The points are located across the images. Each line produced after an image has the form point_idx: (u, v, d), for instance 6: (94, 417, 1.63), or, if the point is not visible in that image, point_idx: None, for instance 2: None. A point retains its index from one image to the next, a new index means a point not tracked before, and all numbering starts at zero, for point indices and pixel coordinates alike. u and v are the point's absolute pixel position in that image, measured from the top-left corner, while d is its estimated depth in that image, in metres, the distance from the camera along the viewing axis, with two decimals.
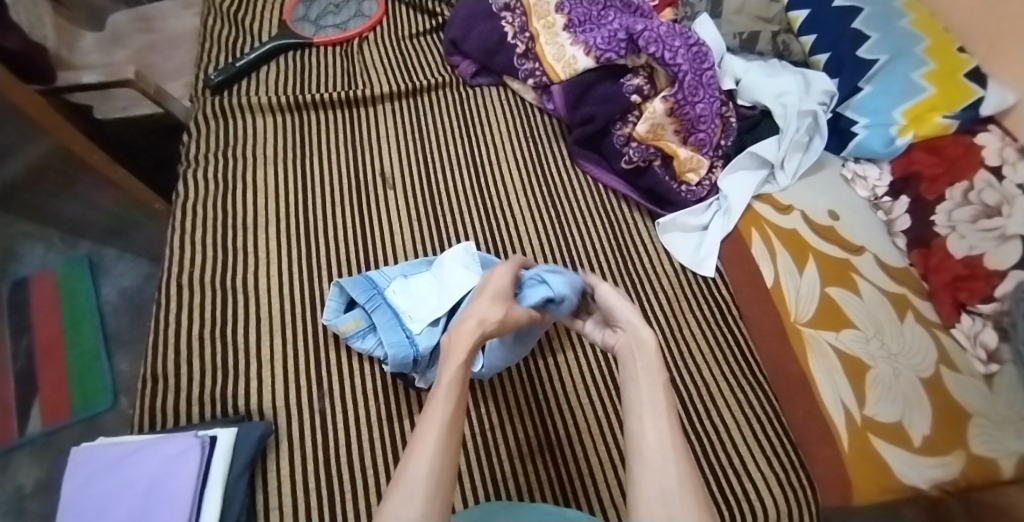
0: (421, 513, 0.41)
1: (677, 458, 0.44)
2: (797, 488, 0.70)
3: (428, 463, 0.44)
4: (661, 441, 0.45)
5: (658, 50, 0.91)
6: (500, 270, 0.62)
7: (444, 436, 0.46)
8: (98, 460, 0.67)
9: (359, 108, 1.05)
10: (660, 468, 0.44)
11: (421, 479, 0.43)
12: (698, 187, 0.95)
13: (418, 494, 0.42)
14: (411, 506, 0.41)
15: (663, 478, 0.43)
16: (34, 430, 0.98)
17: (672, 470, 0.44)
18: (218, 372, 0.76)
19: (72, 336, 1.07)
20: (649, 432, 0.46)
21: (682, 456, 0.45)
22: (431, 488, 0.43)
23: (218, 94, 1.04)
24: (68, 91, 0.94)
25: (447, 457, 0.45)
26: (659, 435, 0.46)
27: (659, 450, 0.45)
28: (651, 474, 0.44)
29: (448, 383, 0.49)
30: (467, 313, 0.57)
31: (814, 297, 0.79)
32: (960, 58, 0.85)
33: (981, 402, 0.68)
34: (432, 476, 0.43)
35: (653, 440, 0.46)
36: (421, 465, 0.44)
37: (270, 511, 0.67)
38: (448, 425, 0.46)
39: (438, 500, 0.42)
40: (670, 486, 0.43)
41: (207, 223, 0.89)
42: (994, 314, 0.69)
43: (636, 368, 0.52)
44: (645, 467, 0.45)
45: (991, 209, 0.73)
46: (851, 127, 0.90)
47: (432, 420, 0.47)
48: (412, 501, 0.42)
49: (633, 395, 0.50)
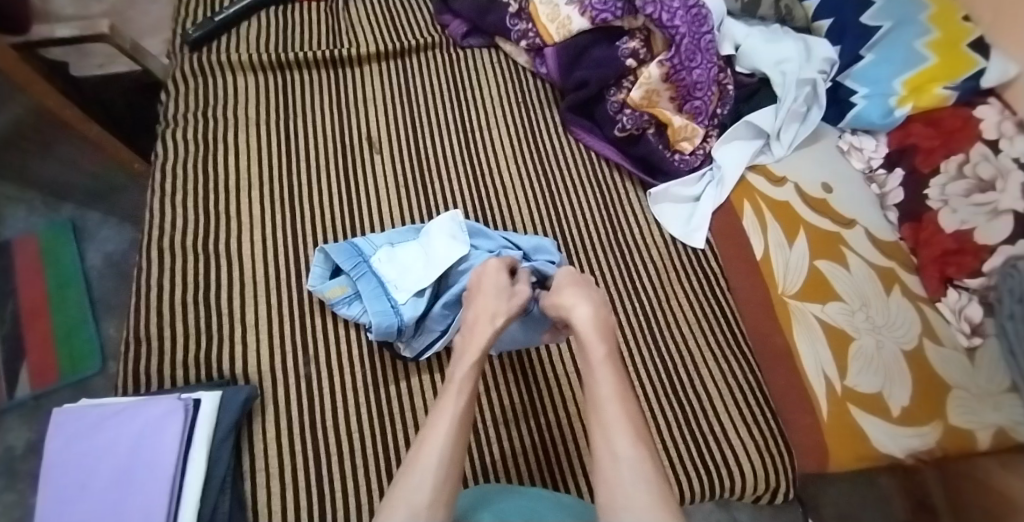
0: (429, 499, 0.45)
1: (629, 452, 0.49)
2: (775, 454, 0.71)
3: (438, 454, 0.48)
4: (615, 443, 0.50)
5: (655, 11, 0.87)
6: (490, 267, 0.65)
7: (454, 429, 0.50)
8: (82, 422, 0.67)
9: (345, 68, 1.02)
10: (612, 468, 0.48)
11: (431, 466, 0.47)
12: (691, 156, 0.93)
13: (427, 484, 0.46)
14: (419, 492, 0.45)
15: (617, 476, 0.48)
16: (23, 393, 0.98)
17: (626, 473, 0.48)
18: (203, 336, 0.76)
19: (58, 300, 1.06)
20: (605, 435, 0.51)
21: (636, 449, 0.49)
22: (438, 479, 0.46)
23: (197, 51, 1.00)
24: (42, 44, 0.90)
25: (455, 450, 0.49)
26: (611, 436, 0.50)
27: (612, 450, 0.49)
28: (609, 479, 0.48)
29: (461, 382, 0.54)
30: (476, 313, 0.62)
31: (802, 269, 0.79)
32: (965, 27, 0.82)
33: (962, 375, 0.69)
34: (440, 466, 0.47)
35: (607, 442, 0.50)
36: (433, 453, 0.48)
37: (257, 472, 0.68)
38: (458, 419, 0.51)
39: (445, 489, 0.46)
40: (624, 482, 0.47)
41: (189, 186, 0.87)
42: (981, 288, 0.69)
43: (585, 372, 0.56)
44: (602, 468, 0.49)
45: (985, 184, 0.73)
46: (850, 97, 0.88)
47: (444, 413, 0.51)
48: (422, 487, 0.45)
49: (587, 399, 0.54)
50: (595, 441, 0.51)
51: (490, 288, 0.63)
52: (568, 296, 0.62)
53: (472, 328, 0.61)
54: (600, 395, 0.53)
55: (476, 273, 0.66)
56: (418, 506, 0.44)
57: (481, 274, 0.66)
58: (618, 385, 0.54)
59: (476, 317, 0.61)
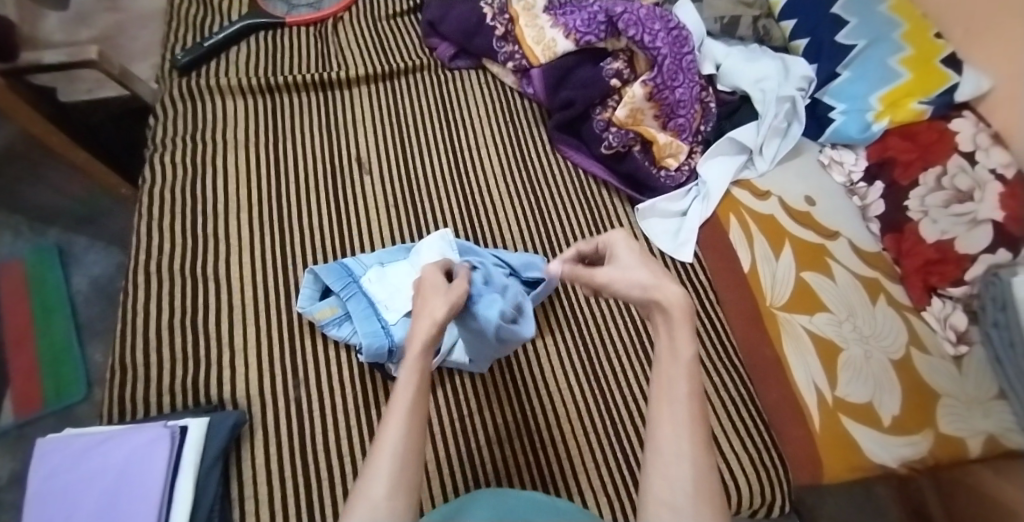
0: (387, 490, 0.39)
1: (694, 455, 0.40)
2: (769, 469, 0.72)
3: (393, 446, 0.41)
4: (680, 439, 0.41)
5: (637, 33, 0.90)
6: (430, 269, 0.58)
7: (410, 417, 0.43)
8: (65, 452, 0.65)
9: (334, 91, 1.03)
10: (673, 466, 0.40)
11: (387, 463, 0.41)
12: (677, 172, 0.95)
13: (384, 475, 0.40)
14: (375, 485, 0.40)
15: (673, 476, 0.40)
16: (6, 421, 0.96)
17: (685, 472, 0.40)
18: (191, 361, 0.75)
19: (44, 327, 1.04)
20: (670, 426, 0.42)
21: (702, 454, 0.41)
22: (396, 472, 0.40)
23: (186, 76, 1.00)
24: (30, 71, 0.91)
25: (412, 442, 0.42)
26: (678, 430, 0.41)
27: (676, 446, 0.41)
28: (663, 472, 0.40)
29: (411, 368, 0.46)
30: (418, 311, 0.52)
31: (789, 281, 0.80)
32: (937, 44, 0.85)
33: (950, 383, 0.70)
34: (397, 458, 0.41)
35: (671, 435, 0.41)
36: (386, 449, 0.41)
37: (245, 500, 0.67)
38: (413, 405, 0.44)
39: (405, 482, 0.40)
40: (681, 486, 0.39)
41: (177, 209, 0.87)
42: (965, 296, 0.71)
43: (664, 341, 0.45)
44: (658, 461, 0.41)
45: (963, 194, 0.74)
46: (828, 113, 0.91)
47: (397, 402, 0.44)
48: (379, 480, 0.40)
49: (655, 379, 0.45)
50: (656, 428, 0.42)
51: (426, 285, 0.55)
52: (637, 276, 0.49)
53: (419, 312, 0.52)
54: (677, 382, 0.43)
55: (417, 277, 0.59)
56: (375, 502, 0.39)
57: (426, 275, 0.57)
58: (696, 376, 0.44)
59: (423, 304, 0.53)
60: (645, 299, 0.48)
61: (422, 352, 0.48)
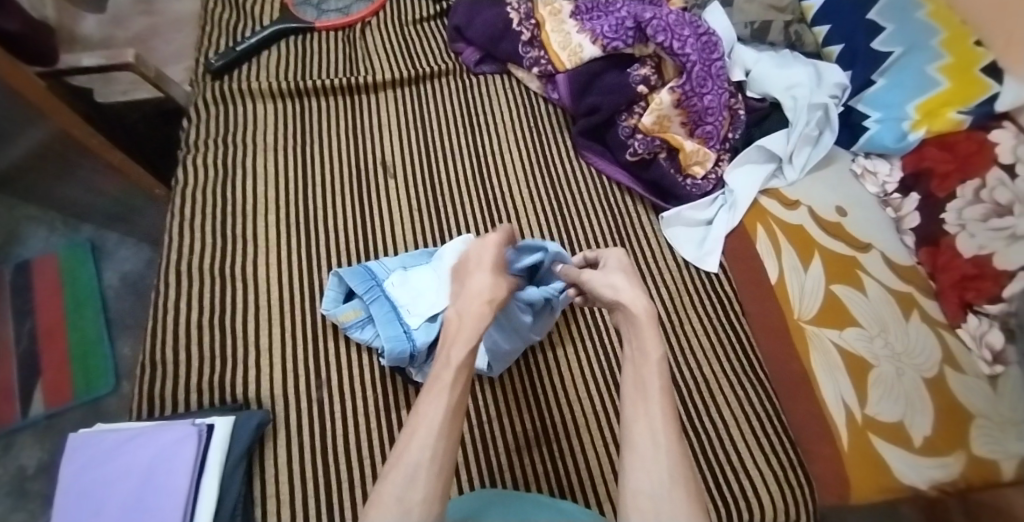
0: (423, 496, 0.45)
1: (669, 445, 0.46)
2: (795, 486, 0.70)
3: (429, 450, 0.47)
4: (656, 430, 0.47)
5: (666, 40, 0.89)
6: (493, 243, 0.66)
7: (445, 422, 0.49)
8: (96, 447, 0.67)
9: (361, 95, 1.04)
10: (652, 458, 0.46)
11: (422, 464, 0.46)
12: (703, 181, 0.93)
13: (419, 479, 0.46)
14: (412, 490, 0.45)
15: (652, 466, 0.46)
16: (37, 412, 0.99)
17: (663, 461, 0.46)
18: (218, 359, 0.76)
19: (75, 321, 1.07)
20: (645, 421, 0.48)
21: (676, 446, 0.47)
22: (429, 476, 0.46)
23: (218, 79, 1.02)
24: (69, 73, 0.94)
25: (446, 447, 0.48)
26: (652, 423, 0.48)
27: (653, 437, 0.47)
28: (642, 465, 0.46)
29: (449, 377, 0.52)
30: (472, 291, 0.61)
31: (818, 294, 0.78)
32: (977, 52, 0.82)
33: (984, 403, 0.68)
34: (433, 462, 0.47)
35: (648, 428, 0.48)
36: (423, 450, 0.47)
37: (267, 499, 0.68)
38: (449, 413, 0.50)
39: (437, 484, 0.46)
40: (659, 476, 0.45)
41: (206, 210, 0.89)
42: (1001, 314, 0.68)
43: (632, 346, 0.54)
44: (638, 453, 0.47)
45: (1002, 209, 0.72)
46: (862, 121, 0.88)
47: (436, 405, 0.50)
48: (414, 485, 0.45)
49: (631, 380, 0.52)
50: (633, 424, 0.49)
51: (487, 261, 0.64)
52: (614, 279, 0.61)
53: (466, 299, 0.60)
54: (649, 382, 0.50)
55: (475, 246, 0.66)
56: (409, 505, 0.44)
57: (479, 251, 0.65)
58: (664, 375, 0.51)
59: (471, 297, 0.60)
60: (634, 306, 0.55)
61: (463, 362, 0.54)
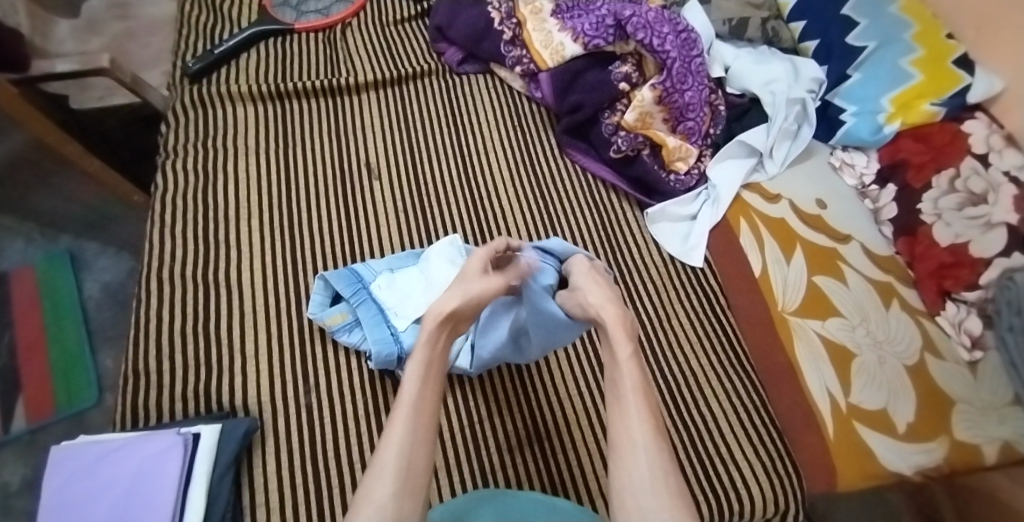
0: (392, 493, 0.45)
1: (647, 443, 0.47)
2: (783, 476, 0.71)
3: (398, 445, 0.48)
4: (633, 429, 0.48)
5: (646, 36, 0.90)
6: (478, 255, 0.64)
7: (413, 417, 0.50)
8: (79, 461, 0.66)
9: (342, 96, 1.03)
10: (630, 455, 0.47)
11: (392, 460, 0.47)
12: (686, 176, 0.95)
13: (389, 475, 0.46)
14: (381, 487, 0.45)
15: (633, 466, 0.46)
16: (19, 427, 0.96)
17: (642, 459, 0.47)
18: (203, 368, 0.75)
19: (56, 332, 1.05)
20: (624, 422, 0.49)
21: (653, 442, 0.48)
22: (400, 472, 0.46)
23: (197, 83, 1.01)
24: (42, 80, 0.92)
25: (416, 440, 0.49)
26: (630, 423, 0.49)
27: (631, 439, 0.48)
28: (625, 468, 0.47)
29: (411, 377, 0.53)
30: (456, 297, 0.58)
31: (801, 285, 0.79)
32: (949, 45, 0.84)
33: (965, 388, 0.69)
34: (401, 458, 0.47)
35: (628, 429, 0.49)
36: (393, 447, 0.48)
37: (257, 507, 0.67)
38: (416, 410, 0.50)
39: (411, 479, 0.47)
40: (639, 475, 0.46)
41: (187, 216, 0.87)
42: (979, 301, 0.69)
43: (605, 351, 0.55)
44: (620, 455, 0.48)
45: (977, 197, 0.73)
46: (840, 115, 0.90)
47: (403, 403, 0.51)
48: (385, 482, 0.46)
49: (612, 383, 0.53)
50: (613, 425, 0.50)
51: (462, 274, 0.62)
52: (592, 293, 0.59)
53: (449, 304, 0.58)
54: (623, 381, 0.51)
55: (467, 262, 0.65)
56: (381, 502, 0.44)
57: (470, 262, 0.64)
58: (639, 373, 0.52)
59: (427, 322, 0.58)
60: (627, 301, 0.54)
61: (426, 348, 0.55)
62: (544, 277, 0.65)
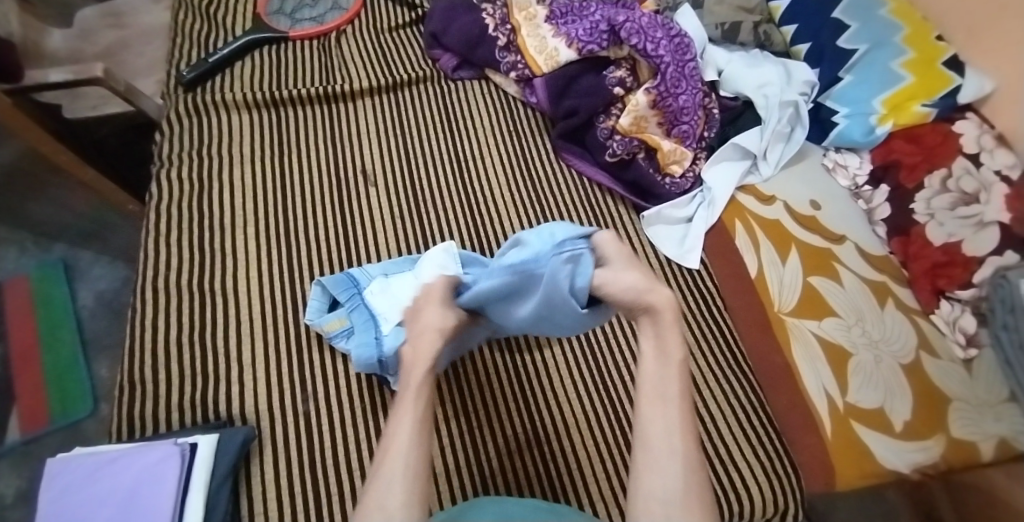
0: (400, 502, 0.46)
1: (684, 449, 0.48)
2: (782, 476, 0.71)
3: (404, 457, 0.49)
4: (671, 436, 0.49)
5: (639, 42, 0.90)
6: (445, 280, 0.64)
7: (416, 429, 0.51)
8: (74, 473, 0.65)
9: (338, 103, 1.03)
10: (666, 460, 0.48)
11: (399, 470, 0.48)
12: (682, 179, 0.95)
13: (397, 485, 0.47)
14: (391, 496, 0.46)
15: (666, 473, 0.47)
16: (13, 439, 0.96)
17: (676, 466, 0.47)
18: (200, 377, 0.75)
19: (49, 343, 1.04)
20: (663, 425, 0.49)
21: (692, 453, 0.49)
22: (408, 481, 0.47)
23: (192, 91, 1.01)
24: (36, 90, 0.91)
25: (420, 450, 0.50)
26: (669, 424, 0.49)
27: (670, 444, 0.48)
28: (655, 470, 0.48)
29: (410, 391, 0.54)
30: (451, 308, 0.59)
31: (797, 286, 0.80)
32: (939, 47, 0.85)
33: (960, 386, 0.69)
34: (409, 469, 0.48)
35: (664, 432, 0.49)
36: (398, 457, 0.49)
37: (255, 516, 0.66)
38: (418, 423, 0.51)
39: (418, 488, 0.48)
40: (672, 481, 0.47)
41: (183, 224, 0.87)
42: (973, 299, 0.70)
43: (652, 341, 0.54)
44: (650, 455, 0.49)
45: (968, 197, 0.74)
46: (832, 117, 0.90)
47: (403, 416, 0.52)
48: (393, 492, 0.47)
49: (652, 380, 0.52)
50: (648, 423, 0.50)
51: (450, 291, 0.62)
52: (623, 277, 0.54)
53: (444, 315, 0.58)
54: (671, 387, 0.51)
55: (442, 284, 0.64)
56: (390, 511, 0.46)
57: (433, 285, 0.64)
58: (681, 376, 0.52)
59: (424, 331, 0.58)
60: (637, 302, 0.54)
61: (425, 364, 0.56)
62: (581, 271, 0.55)
